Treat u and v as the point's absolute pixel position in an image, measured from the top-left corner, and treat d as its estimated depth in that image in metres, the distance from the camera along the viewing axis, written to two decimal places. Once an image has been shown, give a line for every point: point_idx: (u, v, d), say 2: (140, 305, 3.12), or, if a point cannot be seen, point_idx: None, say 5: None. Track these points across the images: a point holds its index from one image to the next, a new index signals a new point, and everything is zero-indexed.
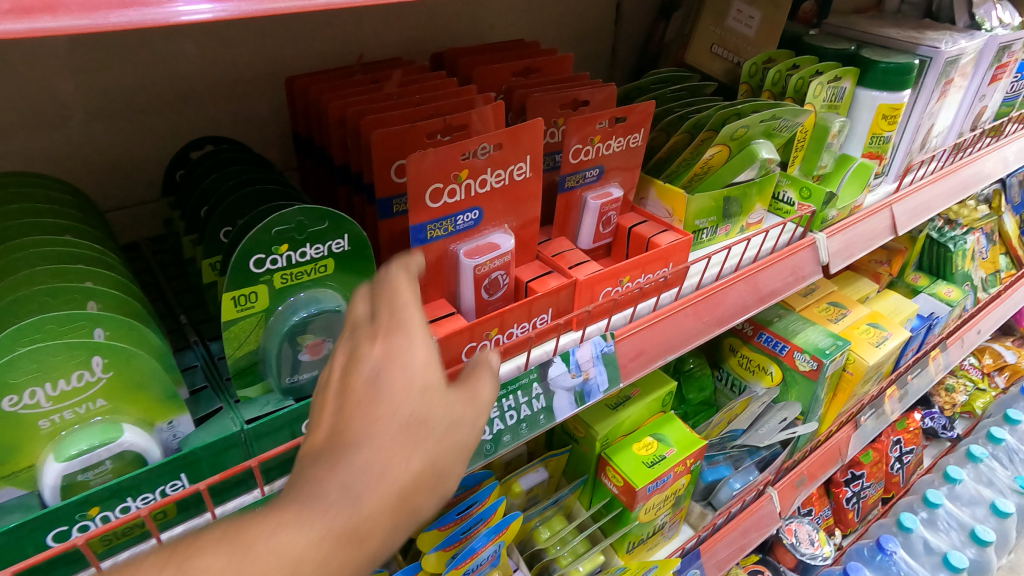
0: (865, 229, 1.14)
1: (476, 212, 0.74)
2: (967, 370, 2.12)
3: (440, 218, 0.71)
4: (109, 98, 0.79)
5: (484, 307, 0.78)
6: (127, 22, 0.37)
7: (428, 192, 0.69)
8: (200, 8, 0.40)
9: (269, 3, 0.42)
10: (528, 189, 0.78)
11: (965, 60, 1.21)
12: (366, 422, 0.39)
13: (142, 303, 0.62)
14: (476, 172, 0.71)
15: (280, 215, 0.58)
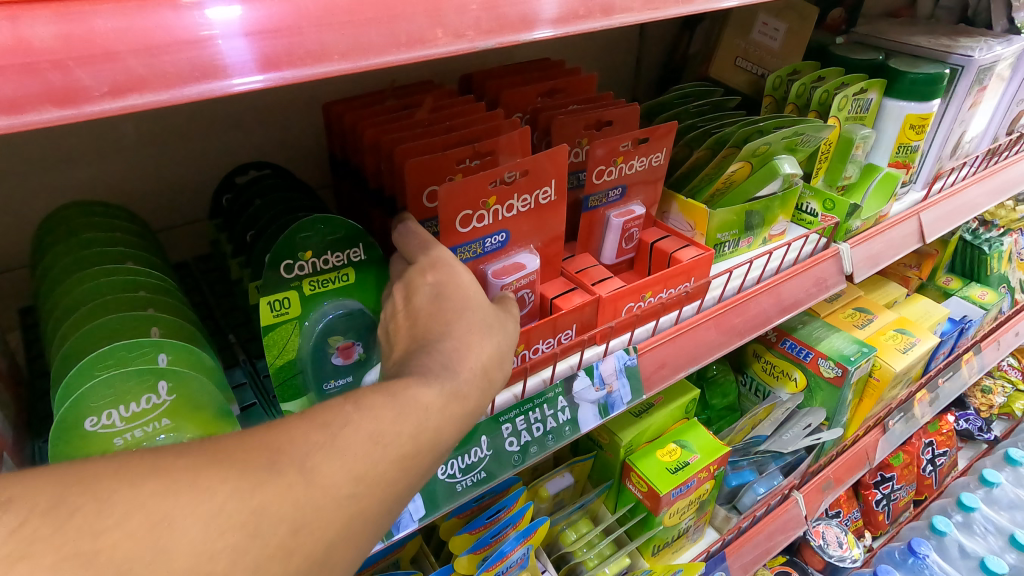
0: (891, 238, 1.15)
1: (502, 234, 0.78)
2: (1005, 372, 2.08)
3: (468, 240, 0.75)
4: (163, 126, 0.84)
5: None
6: (195, 93, 0.39)
7: (457, 218, 0.72)
8: (255, 77, 0.41)
9: (325, 66, 0.43)
10: (552, 211, 0.81)
11: (1001, 66, 1.18)
12: (439, 324, 0.52)
13: (196, 326, 0.67)
14: (503, 197, 0.75)
15: (301, 221, 0.63)
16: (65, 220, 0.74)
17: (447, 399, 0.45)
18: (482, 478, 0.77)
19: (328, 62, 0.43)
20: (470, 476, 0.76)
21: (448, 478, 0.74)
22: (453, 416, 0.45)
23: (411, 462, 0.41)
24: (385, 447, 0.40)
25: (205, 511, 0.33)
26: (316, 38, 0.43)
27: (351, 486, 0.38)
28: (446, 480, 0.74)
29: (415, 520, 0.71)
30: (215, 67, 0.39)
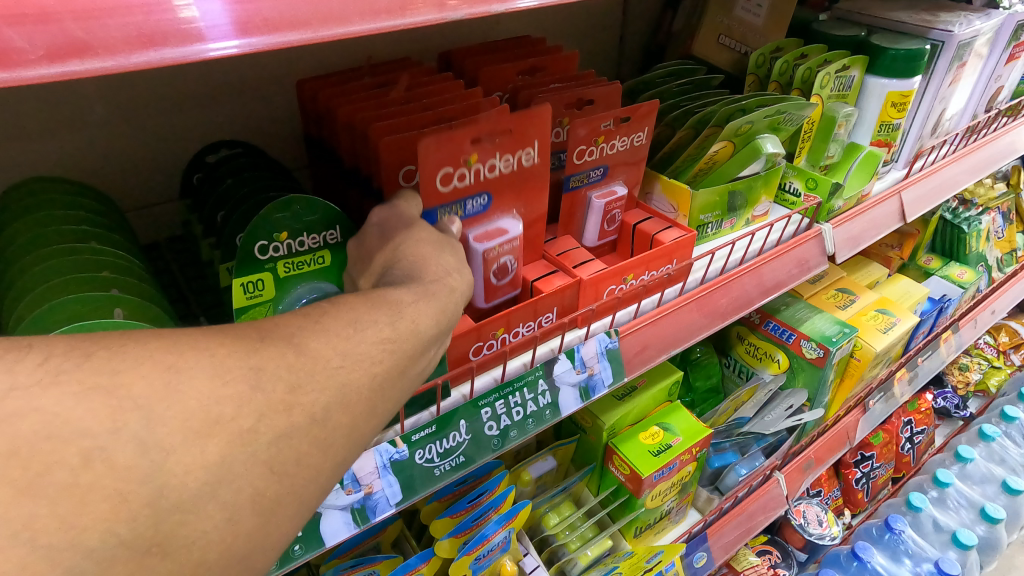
0: (873, 218, 1.14)
1: (484, 197, 0.76)
2: (981, 350, 2.11)
3: (450, 201, 0.73)
4: (129, 102, 0.81)
5: (493, 291, 0.79)
6: (162, 58, 0.39)
7: (439, 175, 0.70)
8: (229, 44, 0.41)
9: (294, 34, 0.43)
10: (536, 176, 0.80)
11: (980, 42, 1.17)
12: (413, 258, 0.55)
13: (163, 309, 0.64)
14: (486, 156, 0.73)
15: (278, 201, 0.61)
16: (26, 198, 0.72)
17: (417, 299, 0.48)
18: (461, 462, 0.75)
19: (294, 30, 0.43)
20: (448, 460, 0.74)
21: (425, 462, 0.72)
22: (427, 312, 0.48)
23: (392, 344, 0.44)
24: (363, 330, 0.43)
25: (206, 360, 0.35)
26: (276, 4, 0.42)
27: (339, 358, 0.40)
28: (423, 465, 0.72)
29: (392, 505, 0.70)
30: (188, 32, 0.39)
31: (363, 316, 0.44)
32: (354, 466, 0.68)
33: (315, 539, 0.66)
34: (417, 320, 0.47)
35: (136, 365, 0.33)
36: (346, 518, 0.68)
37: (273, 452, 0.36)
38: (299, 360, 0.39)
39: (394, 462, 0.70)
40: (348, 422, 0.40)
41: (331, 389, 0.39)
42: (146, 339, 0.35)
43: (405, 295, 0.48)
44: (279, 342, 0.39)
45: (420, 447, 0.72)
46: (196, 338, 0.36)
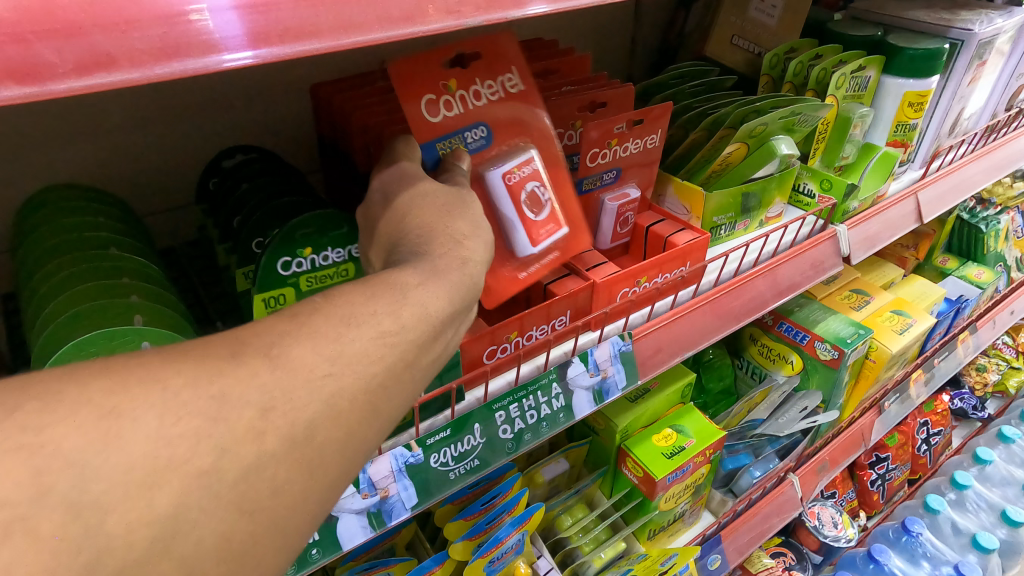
0: (888, 218, 1.13)
1: (482, 128, 0.73)
2: (999, 350, 2.08)
3: (446, 134, 0.70)
4: (147, 108, 0.82)
5: (535, 230, 0.74)
6: (185, 69, 0.39)
7: (424, 108, 0.68)
8: (244, 53, 0.42)
9: (313, 43, 0.44)
10: (533, 102, 0.76)
11: (1001, 40, 1.15)
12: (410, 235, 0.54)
13: (183, 314, 0.65)
14: (467, 83, 0.71)
15: (300, 217, 0.62)
16: (46, 205, 0.73)
17: (423, 280, 0.46)
18: (476, 465, 0.75)
19: (312, 38, 0.44)
20: (463, 464, 0.74)
21: (440, 466, 0.73)
22: (437, 293, 0.46)
23: (393, 337, 0.41)
24: (359, 326, 0.40)
25: (158, 400, 0.32)
26: (294, 14, 0.43)
27: (326, 365, 0.37)
28: (438, 469, 0.73)
29: (408, 509, 0.71)
30: (210, 43, 0.40)
31: (360, 310, 0.41)
32: (370, 470, 0.68)
33: (332, 544, 0.67)
34: (427, 303, 0.45)
35: (70, 414, 0.30)
36: (362, 521, 0.68)
37: (241, 490, 0.33)
38: (274, 376, 0.36)
39: (409, 466, 0.71)
40: (341, 438, 0.38)
41: (317, 403, 0.36)
42: (86, 381, 0.32)
43: (411, 277, 0.46)
44: (255, 356, 0.36)
45: (435, 451, 0.72)
46: (150, 369, 0.33)
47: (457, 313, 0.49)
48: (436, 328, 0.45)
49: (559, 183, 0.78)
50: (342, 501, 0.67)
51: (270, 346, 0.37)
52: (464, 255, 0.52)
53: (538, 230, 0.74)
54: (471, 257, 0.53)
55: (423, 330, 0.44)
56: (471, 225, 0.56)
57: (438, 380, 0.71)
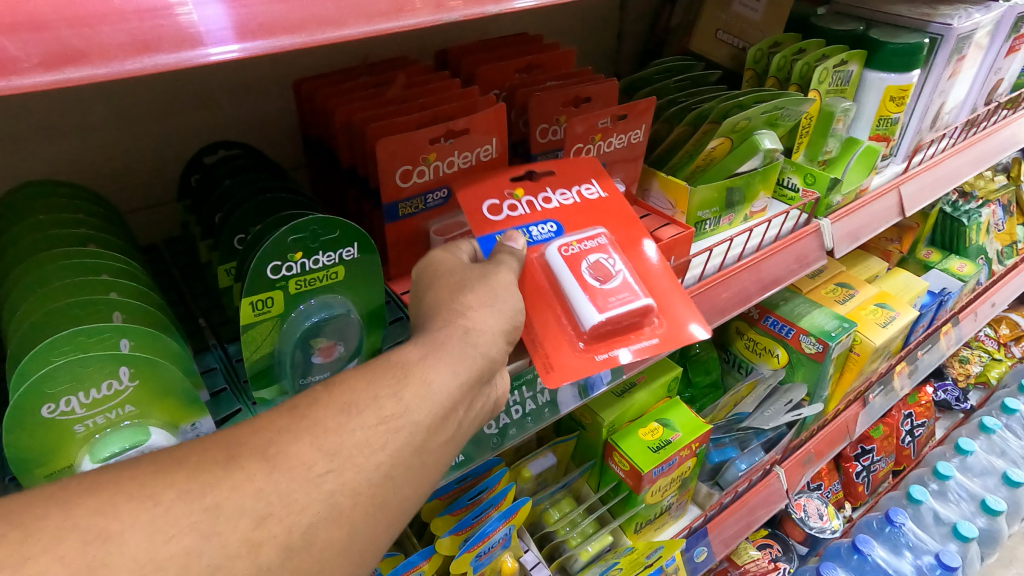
0: (872, 212, 1.14)
1: (551, 225, 0.77)
2: (982, 342, 2.10)
3: (513, 226, 0.75)
4: (128, 104, 0.81)
5: (604, 297, 0.70)
6: (170, 64, 0.39)
7: (486, 207, 0.75)
8: (229, 47, 0.41)
9: (289, 38, 0.43)
10: (607, 203, 0.81)
11: (980, 34, 1.16)
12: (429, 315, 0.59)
13: (165, 311, 0.65)
14: (536, 190, 0.79)
15: (296, 222, 0.60)
16: (24, 202, 0.72)
17: (425, 355, 0.52)
18: (462, 461, 0.76)
19: (289, 35, 0.43)
20: None
21: None
22: (440, 368, 0.52)
23: (395, 421, 0.47)
24: (358, 414, 0.46)
25: (153, 517, 0.38)
26: (270, 9, 0.43)
27: (325, 462, 0.43)
28: None
29: None
30: (185, 38, 0.39)
31: (361, 397, 0.47)
32: None
33: None
34: (430, 379, 0.51)
35: (54, 545, 0.35)
36: None
37: None
38: (271, 479, 0.42)
39: None
40: (337, 534, 0.43)
41: (318, 504, 0.42)
42: (76, 503, 0.37)
43: (412, 353, 0.52)
44: (252, 463, 0.42)
45: None
46: (142, 485, 0.39)
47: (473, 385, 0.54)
48: (444, 404, 0.51)
49: (641, 270, 0.77)
50: None
51: (267, 446, 0.43)
52: (469, 324, 0.57)
53: (608, 298, 0.70)
54: (482, 327, 0.58)
55: (426, 403, 0.49)
56: (483, 298, 0.60)
57: None
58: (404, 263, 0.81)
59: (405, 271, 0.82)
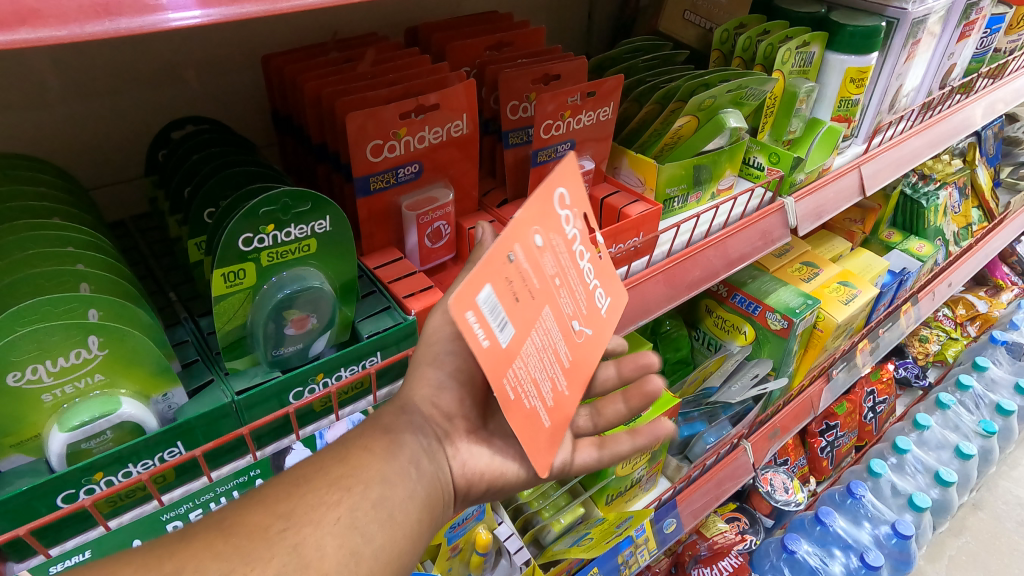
0: (834, 190, 1.17)
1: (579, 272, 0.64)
2: (940, 321, 2.18)
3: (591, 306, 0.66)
4: (89, 77, 0.80)
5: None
6: (142, 27, 0.40)
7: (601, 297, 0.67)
8: (191, 12, 0.42)
9: (250, 5, 0.44)
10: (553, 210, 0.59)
11: (933, 19, 1.19)
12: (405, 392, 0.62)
13: (134, 284, 0.64)
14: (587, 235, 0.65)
15: (267, 195, 0.60)
16: None
17: (363, 429, 0.56)
18: None
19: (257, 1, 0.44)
20: None
21: None
22: (370, 433, 0.55)
23: (346, 480, 0.50)
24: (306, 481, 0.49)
25: None
26: None
27: (280, 522, 0.45)
28: None
29: None
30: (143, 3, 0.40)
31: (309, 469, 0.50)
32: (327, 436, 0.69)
33: None
34: (366, 444, 0.54)
35: None
36: None
37: None
38: (226, 543, 0.43)
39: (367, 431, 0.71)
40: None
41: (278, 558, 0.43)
42: None
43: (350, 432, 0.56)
44: (208, 533, 0.43)
45: None
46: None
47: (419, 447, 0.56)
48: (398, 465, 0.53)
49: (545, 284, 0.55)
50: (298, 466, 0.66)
51: (221, 520, 0.45)
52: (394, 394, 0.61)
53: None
54: (418, 399, 0.61)
55: (377, 460, 0.52)
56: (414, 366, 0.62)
57: (396, 347, 0.73)
58: (377, 238, 0.82)
59: (377, 245, 0.82)
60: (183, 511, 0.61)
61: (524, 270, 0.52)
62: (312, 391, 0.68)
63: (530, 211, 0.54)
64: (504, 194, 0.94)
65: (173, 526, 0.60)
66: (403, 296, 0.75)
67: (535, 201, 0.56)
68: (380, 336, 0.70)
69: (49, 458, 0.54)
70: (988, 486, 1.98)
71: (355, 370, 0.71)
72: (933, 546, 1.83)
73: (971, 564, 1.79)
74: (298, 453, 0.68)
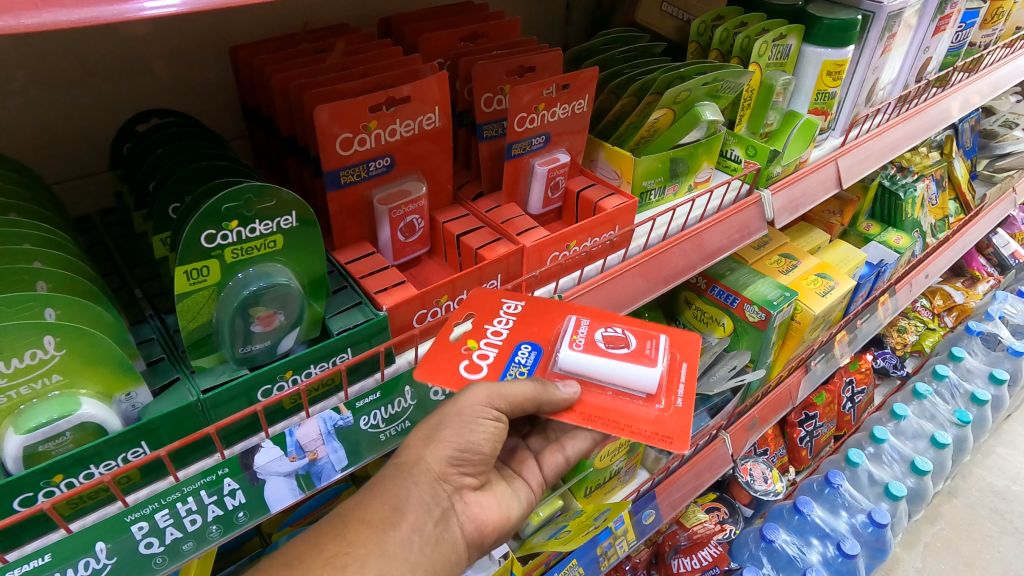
0: (810, 184, 1.17)
1: (528, 345, 0.76)
2: (918, 312, 2.20)
3: (502, 368, 0.74)
4: (52, 66, 0.78)
5: (642, 353, 0.73)
6: (95, 16, 0.41)
7: (464, 371, 0.72)
8: (168, 2, 0.43)
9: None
10: (541, 304, 0.80)
11: (908, 13, 1.19)
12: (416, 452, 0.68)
13: (94, 281, 0.63)
14: (479, 335, 0.76)
15: (230, 191, 0.58)
16: None
17: (360, 499, 0.64)
18: (407, 427, 0.76)
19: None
20: (393, 425, 0.74)
21: (370, 428, 0.72)
22: (376, 503, 0.63)
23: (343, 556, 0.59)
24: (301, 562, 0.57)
25: None
26: None
27: None
28: (369, 431, 0.72)
29: (338, 470, 0.70)
30: None
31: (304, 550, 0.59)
32: (298, 433, 0.67)
33: (260, 506, 0.65)
34: (368, 517, 0.62)
35: None
36: (291, 484, 0.67)
37: None
38: None
39: (338, 429, 0.70)
40: None
41: None
42: None
43: (350, 502, 0.64)
44: None
45: (365, 414, 0.71)
46: None
47: (423, 512, 0.65)
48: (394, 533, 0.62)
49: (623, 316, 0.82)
50: (267, 464, 0.65)
51: None
52: (403, 460, 0.68)
53: (643, 348, 0.74)
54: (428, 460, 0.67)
55: (373, 535, 0.61)
56: (421, 436, 0.69)
57: (368, 343, 0.72)
58: (349, 232, 0.81)
59: (349, 240, 0.81)
60: (148, 512, 0.59)
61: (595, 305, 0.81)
62: (281, 389, 0.68)
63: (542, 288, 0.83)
64: (480, 187, 0.94)
65: (138, 527, 0.59)
66: (375, 291, 0.74)
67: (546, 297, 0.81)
68: (350, 332, 0.70)
69: (4, 460, 0.53)
70: (963, 474, 2.02)
71: (325, 367, 0.70)
72: (909, 533, 1.85)
73: (945, 551, 1.82)
74: (268, 451, 0.65)
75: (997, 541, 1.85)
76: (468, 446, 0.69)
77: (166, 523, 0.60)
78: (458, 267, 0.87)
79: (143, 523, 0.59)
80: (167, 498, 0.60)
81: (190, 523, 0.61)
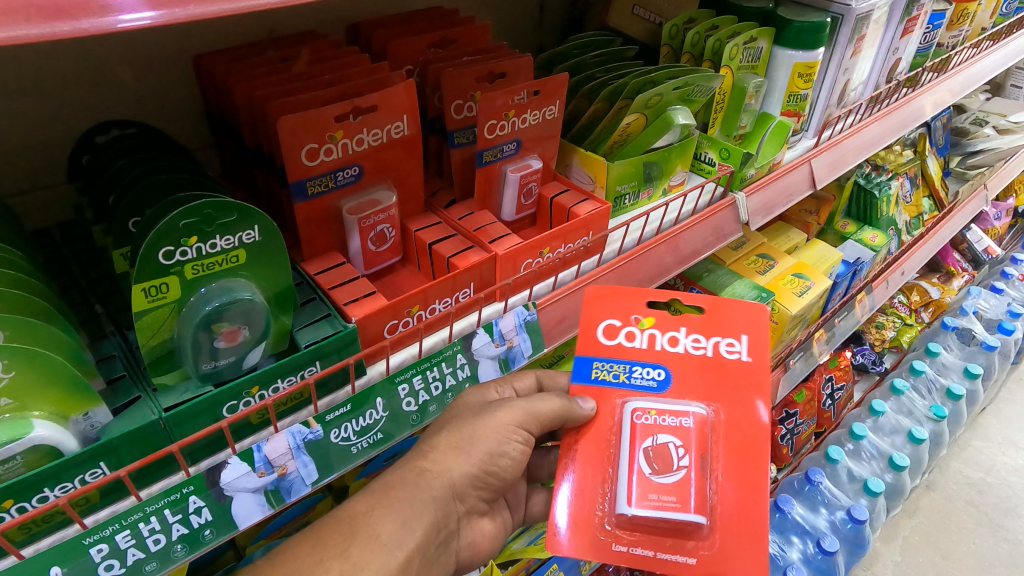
0: (784, 186, 1.17)
1: (661, 372, 0.76)
2: (895, 308, 2.23)
3: (620, 359, 0.77)
4: (6, 77, 0.76)
5: (646, 489, 0.69)
6: (29, 35, 0.39)
7: (602, 328, 0.78)
8: (141, 15, 0.42)
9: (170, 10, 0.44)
10: (733, 378, 0.76)
11: (877, 15, 1.20)
12: (446, 464, 0.69)
13: (50, 300, 0.61)
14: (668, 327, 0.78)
15: (187, 206, 0.57)
16: None
17: (370, 508, 0.64)
18: (379, 439, 0.74)
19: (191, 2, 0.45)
20: (365, 438, 0.73)
21: (341, 441, 0.71)
22: (389, 516, 0.64)
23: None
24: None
25: None
26: None
27: None
28: (339, 444, 0.71)
29: (308, 485, 0.69)
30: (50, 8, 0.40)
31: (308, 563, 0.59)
32: (266, 448, 0.66)
33: (227, 523, 0.64)
34: (379, 531, 0.63)
35: None
36: (259, 499, 0.66)
37: None
38: None
39: (308, 443, 0.69)
40: None
41: None
42: None
43: (361, 506, 0.64)
44: None
45: (335, 427, 0.70)
46: None
47: (432, 530, 0.65)
48: (399, 554, 0.62)
49: (736, 467, 0.72)
50: (234, 480, 0.64)
51: None
52: (425, 468, 0.69)
53: (648, 496, 0.69)
54: (451, 474, 0.69)
55: (377, 555, 0.61)
56: (451, 444, 0.70)
57: (337, 356, 0.71)
58: (318, 243, 0.80)
59: (317, 251, 0.80)
60: (108, 534, 0.58)
61: (735, 439, 0.73)
62: (247, 404, 0.67)
63: (752, 374, 0.75)
64: (452, 195, 0.93)
65: (97, 549, 0.57)
66: (344, 303, 0.73)
67: (735, 382, 0.75)
68: (317, 345, 0.69)
69: None
70: (940, 468, 2.04)
71: (293, 381, 0.69)
72: (888, 527, 1.88)
73: (922, 544, 1.84)
74: (235, 466, 0.64)
75: (973, 533, 1.88)
76: (491, 469, 0.71)
77: (127, 544, 0.59)
78: (430, 275, 0.86)
79: (103, 545, 0.58)
80: (127, 519, 0.59)
81: (153, 543, 0.60)
